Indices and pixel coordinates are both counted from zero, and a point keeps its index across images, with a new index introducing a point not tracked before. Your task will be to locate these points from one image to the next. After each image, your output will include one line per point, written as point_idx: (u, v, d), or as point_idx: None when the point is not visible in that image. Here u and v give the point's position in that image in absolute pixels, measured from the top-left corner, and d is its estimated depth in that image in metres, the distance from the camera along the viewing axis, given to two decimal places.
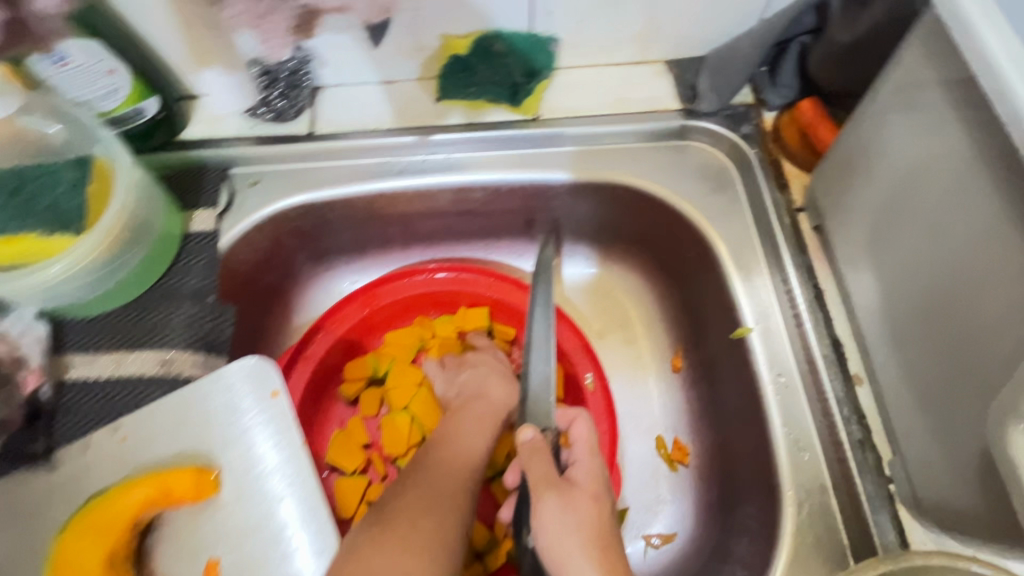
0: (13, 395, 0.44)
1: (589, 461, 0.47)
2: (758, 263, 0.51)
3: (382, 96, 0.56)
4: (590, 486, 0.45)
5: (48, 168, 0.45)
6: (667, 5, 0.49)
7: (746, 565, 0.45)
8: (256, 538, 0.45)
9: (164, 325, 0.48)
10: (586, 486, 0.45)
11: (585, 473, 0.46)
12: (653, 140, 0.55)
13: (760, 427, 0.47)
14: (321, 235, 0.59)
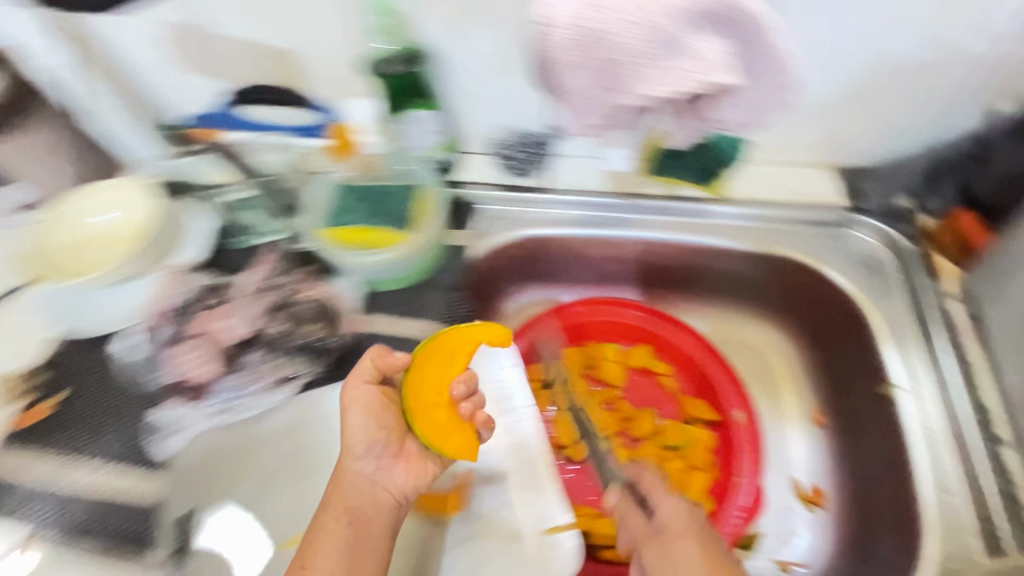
0: (340, 332, 0.63)
1: (675, 508, 0.55)
2: (908, 339, 0.61)
3: (601, 168, 0.73)
4: (670, 528, 0.53)
5: (396, 188, 0.66)
6: (850, 128, 0.62)
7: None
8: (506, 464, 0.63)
9: (431, 305, 0.67)
10: (683, 529, 0.53)
11: (672, 524, 0.53)
12: (818, 227, 0.68)
13: (903, 475, 0.57)
14: (533, 264, 0.76)
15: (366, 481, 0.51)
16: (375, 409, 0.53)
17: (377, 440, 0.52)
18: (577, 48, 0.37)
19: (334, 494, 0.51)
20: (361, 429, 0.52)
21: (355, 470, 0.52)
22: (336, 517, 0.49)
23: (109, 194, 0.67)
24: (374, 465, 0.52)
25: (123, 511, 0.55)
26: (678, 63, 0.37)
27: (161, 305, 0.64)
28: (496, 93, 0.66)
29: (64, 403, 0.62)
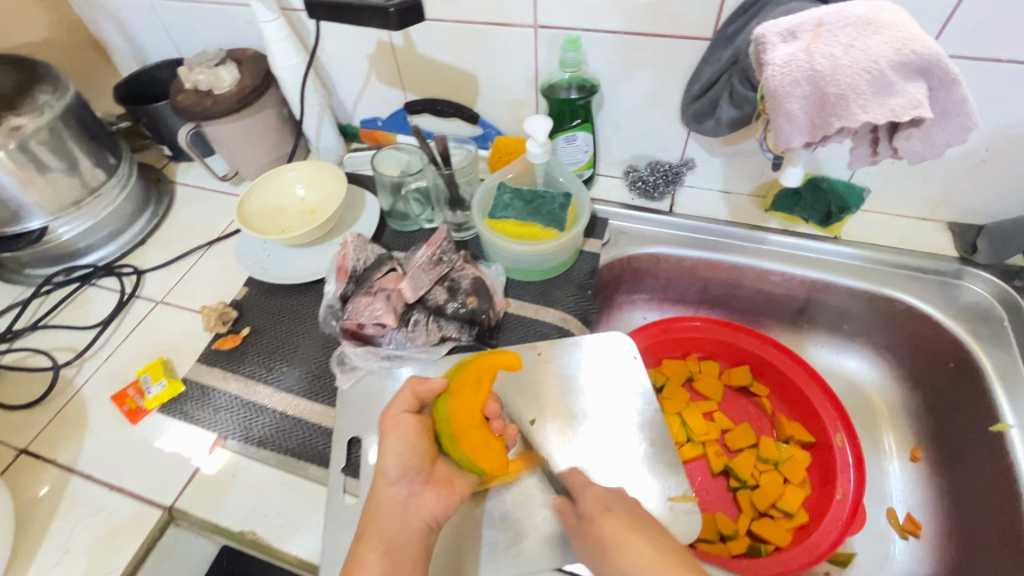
0: (492, 307, 0.72)
1: (597, 504, 0.53)
2: (1022, 380, 0.63)
3: (722, 200, 0.82)
4: (604, 524, 0.50)
5: (549, 194, 0.75)
6: (964, 186, 0.70)
7: None
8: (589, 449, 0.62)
9: (564, 298, 0.76)
10: (629, 529, 0.49)
11: (625, 535, 0.49)
12: (931, 274, 0.73)
13: (1015, 503, 0.58)
14: (649, 277, 0.85)
15: (393, 506, 0.50)
16: (393, 438, 0.53)
17: (392, 462, 0.51)
18: (796, 82, 0.44)
19: (367, 525, 0.50)
20: (388, 460, 0.52)
21: (381, 497, 0.51)
22: (370, 546, 0.48)
23: (305, 173, 0.84)
24: (396, 495, 0.51)
25: (305, 428, 0.65)
26: (885, 100, 0.42)
27: (341, 261, 0.73)
28: (643, 123, 0.78)
29: (254, 335, 0.73)
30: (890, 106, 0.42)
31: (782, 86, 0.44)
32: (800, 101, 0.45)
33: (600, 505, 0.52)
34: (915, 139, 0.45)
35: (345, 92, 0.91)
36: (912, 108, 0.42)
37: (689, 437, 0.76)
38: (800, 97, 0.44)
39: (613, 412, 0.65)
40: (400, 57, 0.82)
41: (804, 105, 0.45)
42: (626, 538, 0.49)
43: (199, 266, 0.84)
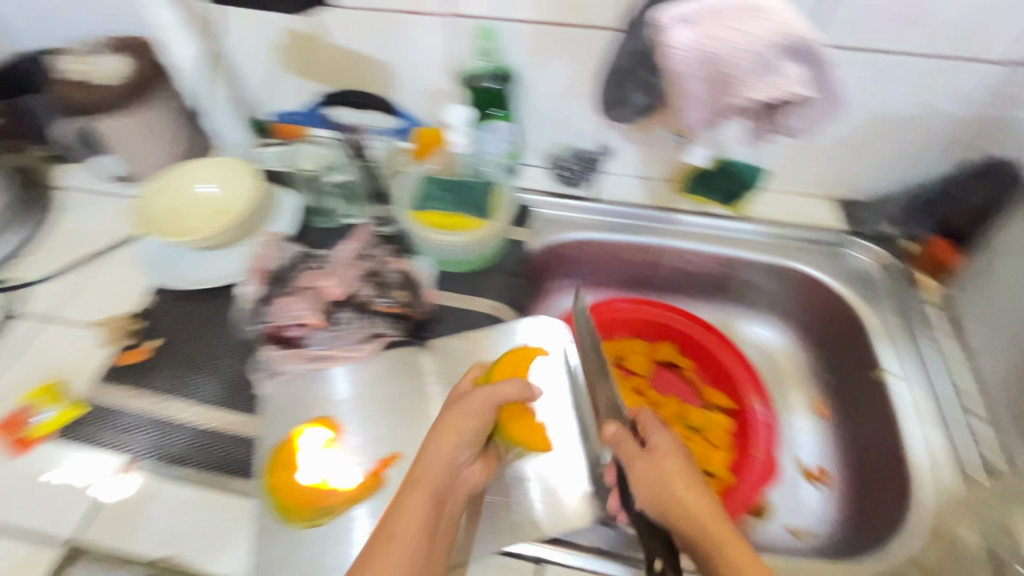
0: (421, 300, 0.70)
1: (658, 445, 0.54)
2: (899, 334, 0.71)
3: (640, 185, 0.86)
4: (658, 462, 0.52)
5: (474, 184, 0.76)
6: (846, 165, 0.77)
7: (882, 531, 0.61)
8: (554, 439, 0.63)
9: (495, 288, 0.76)
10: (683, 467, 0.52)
11: (672, 474, 0.51)
12: (823, 245, 0.81)
13: (896, 437, 0.65)
14: (576, 263, 0.87)
15: (446, 458, 0.51)
16: (467, 398, 0.55)
17: (468, 422, 0.54)
18: (693, 65, 0.47)
19: (414, 475, 0.51)
20: (455, 419, 0.54)
21: (436, 450, 0.52)
22: (415, 496, 0.49)
23: (212, 169, 0.78)
24: (455, 449, 0.52)
25: (227, 441, 0.61)
26: (771, 79, 0.46)
27: (258, 262, 0.69)
28: (562, 112, 0.79)
29: (162, 347, 0.67)
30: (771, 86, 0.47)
31: (682, 66, 0.48)
32: (699, 82, 0.48)
33: (667, 441, 0.54)
34: (798, 117, 0.50)
35: (251, 83, 0.85)
36: (790, 87, 0.46)
37: (622, 414, 0.79)
38: (700, 81, 0.48)
39: (549, 392, 0.67)
40: (310, 47, 0.78)
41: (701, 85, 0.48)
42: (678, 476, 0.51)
43: (93, 276, 0.76)
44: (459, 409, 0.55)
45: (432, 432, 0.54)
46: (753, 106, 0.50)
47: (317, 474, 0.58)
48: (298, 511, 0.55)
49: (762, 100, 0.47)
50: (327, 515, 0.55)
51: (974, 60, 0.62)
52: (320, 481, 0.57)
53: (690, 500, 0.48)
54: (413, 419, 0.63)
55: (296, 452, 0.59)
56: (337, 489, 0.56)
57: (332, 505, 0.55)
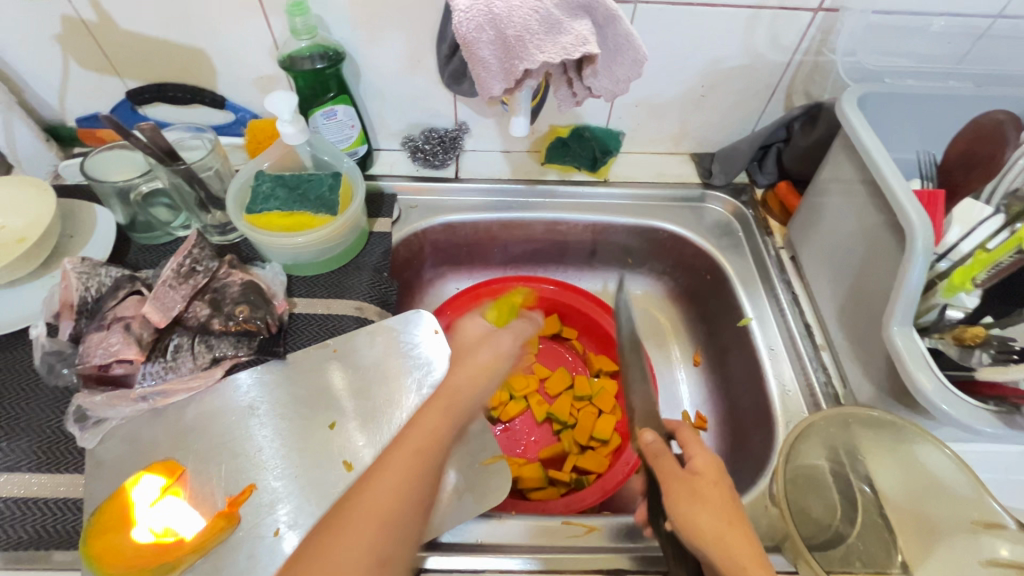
0: (273, 310, 0.63)
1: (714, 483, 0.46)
2: (755, 278, 0.75)
3: (504, 159, 0.83)
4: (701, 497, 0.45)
5: (317, 176, 0.68)
6: (693, 119, 0.79)
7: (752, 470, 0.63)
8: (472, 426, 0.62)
9: (358, 285, 0.70)
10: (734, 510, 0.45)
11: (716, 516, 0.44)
12: (684, 201, 0.83)
13: (759, 380, 0.68)
14: (449, 247, 0.83)
15: (483, 377, 0.49)
16: (497, 333, 0.55)
17: (502, 342, 0.54)
18: (480, 27, 0.45)
19: (434, 399, 0.47)
20: (490, 336, 0.54)
21: (481, 359, 0.51)
22: (426, 420, 0.44)
23: None
24: (485, 374, 0.50)
25: (43, 507, 0.52)
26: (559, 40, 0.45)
27: (64, 295, 0.60)
28: (407, 89, 0.74)
29: None
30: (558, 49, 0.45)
31: (468, 32, 0.45)
32: (489, 48, 0.46)
33: (713, 466, 0.47)
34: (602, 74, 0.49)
35: (40, 85, 0.72)
36: (578, 46, 0.44)
37: (511, 394, 0.78)
38: (492, 46, 0.46)
39: (422, 390, 0.63)
40: (101, 36, 0.67)
41: (496, 55, 0.46)
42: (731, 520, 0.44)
43: None
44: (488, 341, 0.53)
45: (462, 350, 0.53)
46: (557, 66, 0.48)
47: (156, 527, 0.50)
48: (134, 574, 0.48)
49: (552, 61, 0.45)
50: (169, 573, 0.48)
51: (785, 8, 0.65)
52: (160, 534, 0.50)
53: (730, 537, 0.42)
54: (269, 445, 0.57)
55: (128, 507, 0.51)
56: (182, 540, 0.50)
57: (177, 558, 0.49)
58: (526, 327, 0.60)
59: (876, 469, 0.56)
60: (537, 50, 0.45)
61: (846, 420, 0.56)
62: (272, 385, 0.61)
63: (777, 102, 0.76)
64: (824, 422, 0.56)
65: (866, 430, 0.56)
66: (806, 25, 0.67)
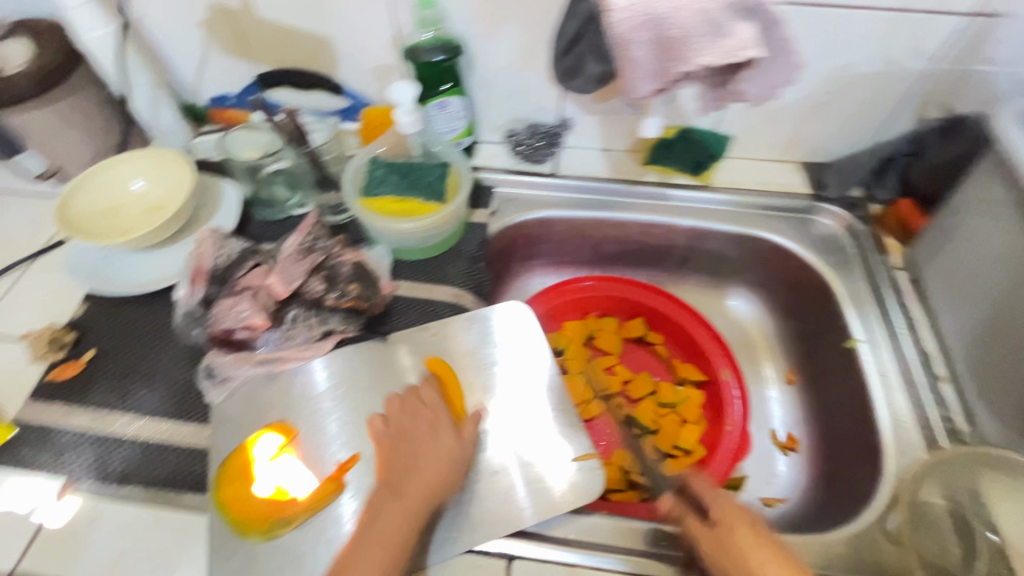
0: (379, 292, 0.67)
1: (735, 510, 0.51)
2: (866, 299, 0.71)
3: (602, 157, 0.82)
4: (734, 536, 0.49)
5: (427, 165, 0.71)
6: (809, 126, 0.75)
7: (856, 500, 0.60)
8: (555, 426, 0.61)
9: (455, 273, 0.72)
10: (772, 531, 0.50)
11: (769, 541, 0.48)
12: (791, 211, 0.79)
13: (865, 406, 0.64)
14: (540, 242, 0.84)
15: (442, 477, 0.53)
16: (442, 424, 0.57)
17: (448, 435, 0.56)
18: (640, 26, 0.44)
19: (402, 500, 0.51)
20: (433, 427, 0.56)
21: (437, 461, 0.54)
22: (402, 522, 0.49)
23: (141, 164, 0.72)
24: (454, 462, 0.55)
25: (174, 453, 0.57)
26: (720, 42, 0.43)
27: (197, 262, 0.64)
28: (516, 83, 0.75)
29: (101, 358, 0.63)
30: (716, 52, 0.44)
31: (624, 33, 0.44)
32: (643, 48, 0.44)
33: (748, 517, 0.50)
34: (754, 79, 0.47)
35: (181, 66, 0.78)
36: (739, 51, 0.43)
37: (594, 394, 0.78)
38: (646, 45, 0.45)
39: (519, 384, 0.64)
40: (240, 23, 0.72)
41: (654, 58, 0.46)
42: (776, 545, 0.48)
43: (21, 286, 0.70)
44: (433, 412, 0.58)
45: (411, 444, 0.55)
46: (707, 70, 0.47)
47: (273, 483, 0.55)
48: (254, 524, 0.53)
49: (710, 63, 0.44)
50: (284, 527, 0.53)
51: (935, 12, 0.60)
52: (276, 491, 0.55)
53: None
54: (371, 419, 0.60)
55: (249, 463, 0.56)
56: (295, 499, 0.54)
57: (291, 515, 0.53)
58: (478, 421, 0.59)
59: (1003, 513, 0.50)
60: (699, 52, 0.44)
61: (971, 460, 0.52)
62: (373, 365, 0.63)
63: (908, 111, 0.71)
64: (941, 463, 0.53)
65: (996, 475, 0.51)
66: (957, 30, 0.62)
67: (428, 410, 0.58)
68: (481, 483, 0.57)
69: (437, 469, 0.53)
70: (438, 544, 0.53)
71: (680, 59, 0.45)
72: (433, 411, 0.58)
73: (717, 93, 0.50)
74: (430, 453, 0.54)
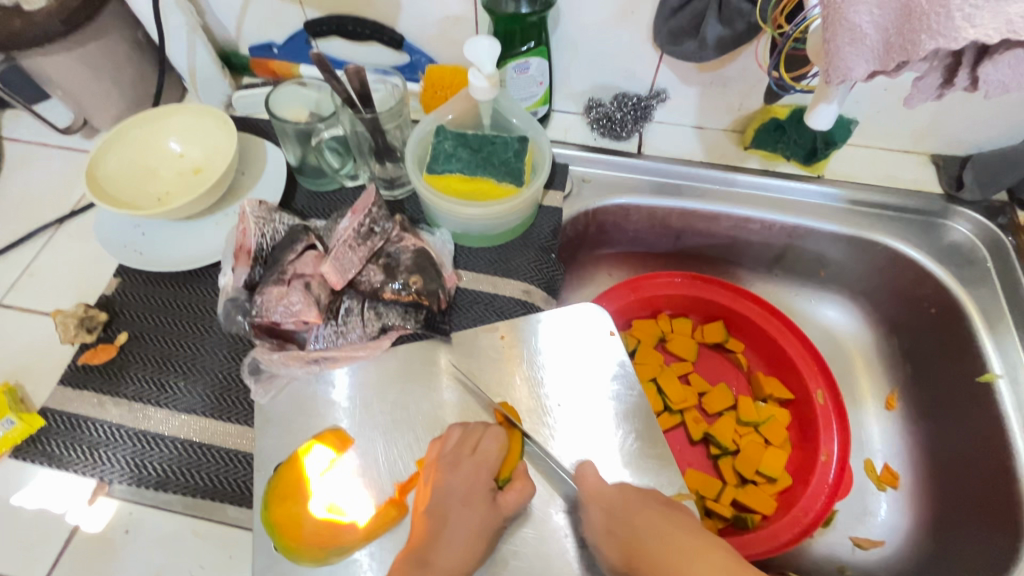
0: (443, 284, 0.58)
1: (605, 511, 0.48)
2: (1006, 325, 0.60)
3: (695, 137, 0.71)
4: (605, 543, 0.47)
5: (502, 138, 0.60)
6: (956, 113, 0.63)
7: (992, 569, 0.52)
8: (637, 456, 0.53)
9: (524, 266, 0.63)
10: (652, 513, 0.48)
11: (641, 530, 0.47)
12: (917, 214, 0.67)
13: (1004, 455, 0.56)
14: (613, 230, 0.74)
15: (472, 553, 0.47)
16: (481, 489, 0.49)
17: (485, 503, 0.49)
18: None
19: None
20: (470, 494, 0.49)
21: (471, 535, 0.47)
22: None
23: (176, 121, 0.64)
24: (480, 542, 0.47)
25: (216, 458, 0.51)
26: (1002, 7, 0.32)
27: (241, 238, 0.56)
28: (605, 45, 0.63)
29: (135, 342, 0.56)
30: (989, 27, 0.32)
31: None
32: (872, 12, 0.35)
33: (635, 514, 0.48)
34: (998, 65, 0.35)
35: (218, 6, 0.68)
36: None
37: (667, 406, 0.71)
38: (870, 10, 0.35)
39: (597, 403, 0.55)
40: None
41: (877, 35, 0.36)
42: (653, 536, 0.46)
43: (49, 252, 0.64)
44: (462, 472, 0.50)
45: (441, 511, 0.49)
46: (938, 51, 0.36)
47: (327, 503, 0.49)
48: (305, 548, 0.47)
49: (987, 39, 0.32)
50: (340, 555, 0.47)
51: None
52: (330, 512, 0.49)
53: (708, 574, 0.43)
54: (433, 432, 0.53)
55: (301, 476, 0.50)
56: (353, 524, 0.48)
57: (345, 544, 0.47)
58: (525, 492, 0.49)
59: None
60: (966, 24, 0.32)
61: None
62: (429, 367, 0.57)
63: None
64: None
65: None
66: None
67: (458, 468, 0.50)
68: (555, 517, 0.50)
69: (455, 547, 0.46)
70: None
71: (935, 32, 0.33)
72: (464, 472, 0.50)
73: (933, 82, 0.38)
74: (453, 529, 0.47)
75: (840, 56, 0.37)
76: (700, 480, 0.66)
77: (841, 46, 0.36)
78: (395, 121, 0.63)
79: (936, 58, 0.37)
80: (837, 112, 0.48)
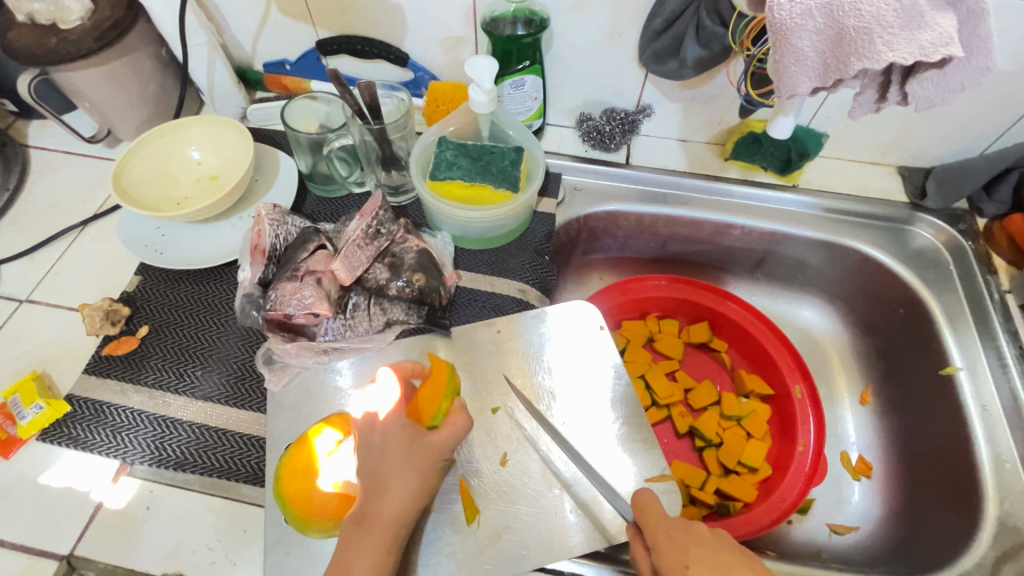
0: (444, 282, 0.63)
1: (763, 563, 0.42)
2: (967, 322, 0.65)
3: (679, 149, 0.76)
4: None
5: (500, 148, 0.65)
6: (916, 129, 0.68)
7: (956, 546, 0.56)
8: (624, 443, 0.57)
9: (519, 266, 0.68)
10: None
11: None
12: (884, 221, 0.72)
13: (964, 444, 0.60)
14: (603, 236, 0.79)
15: (416, 488, 0.46)
16: (395, 432, 0.47)
17: (407, 445, 0.47)
18: (808, 13, 0.40)
19: (367, 533, 0.44)
20: (386, 440, 0.47)
21: (410, 471, 0.46)
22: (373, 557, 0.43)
23: (197, 131, 0.69)
24: (414, 483, 0.46)
25: (231, 441, 0.55)
26: (915, 35, 0.38)
27: (255, 239, 0.60)
28: (594, 65, 0.69)
29: (156, 335, 0.60)
30: (904, 50, 0.38)
31: (791, 17, 0.40)
32: (812, 38, 0.41)
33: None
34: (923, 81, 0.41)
35: (238, 27, 0.73)
36: (942, 45, 0.38)
37: (654, 400, 0.75)
38: (812, 37, 0.41)
39: (587, 393, 0.59)
40: None
41: (819, 56, 0.42)
42: None
43: (73, 252, 0.68)
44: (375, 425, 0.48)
45: (367, 464, 0.47)
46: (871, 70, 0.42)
47: (333, 480, 0.51)
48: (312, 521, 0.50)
49: (903, 61, 0.38)
50: None
51: None
52: (336, 488, 0.50)
53: None
54: None
55: (311, 457, 0.52)
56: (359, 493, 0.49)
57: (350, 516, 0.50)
58: (464, 424, 0.49)
59: None
60: (887, 48, 0.38)
61: None
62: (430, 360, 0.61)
63: None
64: None
65: None
66: None
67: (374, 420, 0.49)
68: (546, 496, 0.54)
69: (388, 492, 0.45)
70: (501, 557, 0.51)
71: (861, 55, 0.39)
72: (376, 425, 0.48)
73: (875, 97, 0.44)
74: (381, 479, 0.46)
75: (789, 76, 0.43)
76: (686, 469, 0.70)
77: (787, 66, 0.42)
78: (401, 133, 0.68)
79: (869, 77, 0.43)
80: (796, 120, 0.55)
